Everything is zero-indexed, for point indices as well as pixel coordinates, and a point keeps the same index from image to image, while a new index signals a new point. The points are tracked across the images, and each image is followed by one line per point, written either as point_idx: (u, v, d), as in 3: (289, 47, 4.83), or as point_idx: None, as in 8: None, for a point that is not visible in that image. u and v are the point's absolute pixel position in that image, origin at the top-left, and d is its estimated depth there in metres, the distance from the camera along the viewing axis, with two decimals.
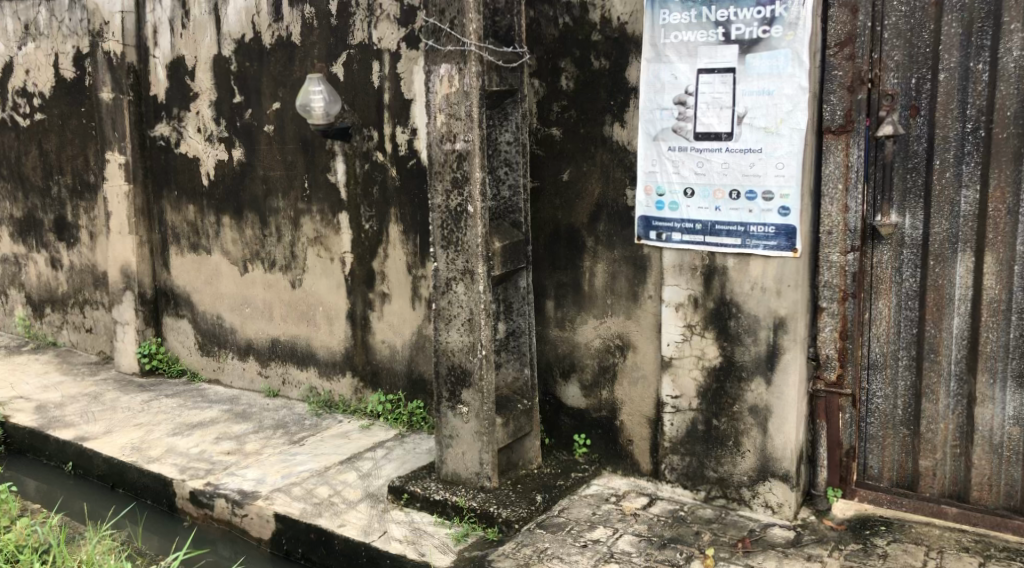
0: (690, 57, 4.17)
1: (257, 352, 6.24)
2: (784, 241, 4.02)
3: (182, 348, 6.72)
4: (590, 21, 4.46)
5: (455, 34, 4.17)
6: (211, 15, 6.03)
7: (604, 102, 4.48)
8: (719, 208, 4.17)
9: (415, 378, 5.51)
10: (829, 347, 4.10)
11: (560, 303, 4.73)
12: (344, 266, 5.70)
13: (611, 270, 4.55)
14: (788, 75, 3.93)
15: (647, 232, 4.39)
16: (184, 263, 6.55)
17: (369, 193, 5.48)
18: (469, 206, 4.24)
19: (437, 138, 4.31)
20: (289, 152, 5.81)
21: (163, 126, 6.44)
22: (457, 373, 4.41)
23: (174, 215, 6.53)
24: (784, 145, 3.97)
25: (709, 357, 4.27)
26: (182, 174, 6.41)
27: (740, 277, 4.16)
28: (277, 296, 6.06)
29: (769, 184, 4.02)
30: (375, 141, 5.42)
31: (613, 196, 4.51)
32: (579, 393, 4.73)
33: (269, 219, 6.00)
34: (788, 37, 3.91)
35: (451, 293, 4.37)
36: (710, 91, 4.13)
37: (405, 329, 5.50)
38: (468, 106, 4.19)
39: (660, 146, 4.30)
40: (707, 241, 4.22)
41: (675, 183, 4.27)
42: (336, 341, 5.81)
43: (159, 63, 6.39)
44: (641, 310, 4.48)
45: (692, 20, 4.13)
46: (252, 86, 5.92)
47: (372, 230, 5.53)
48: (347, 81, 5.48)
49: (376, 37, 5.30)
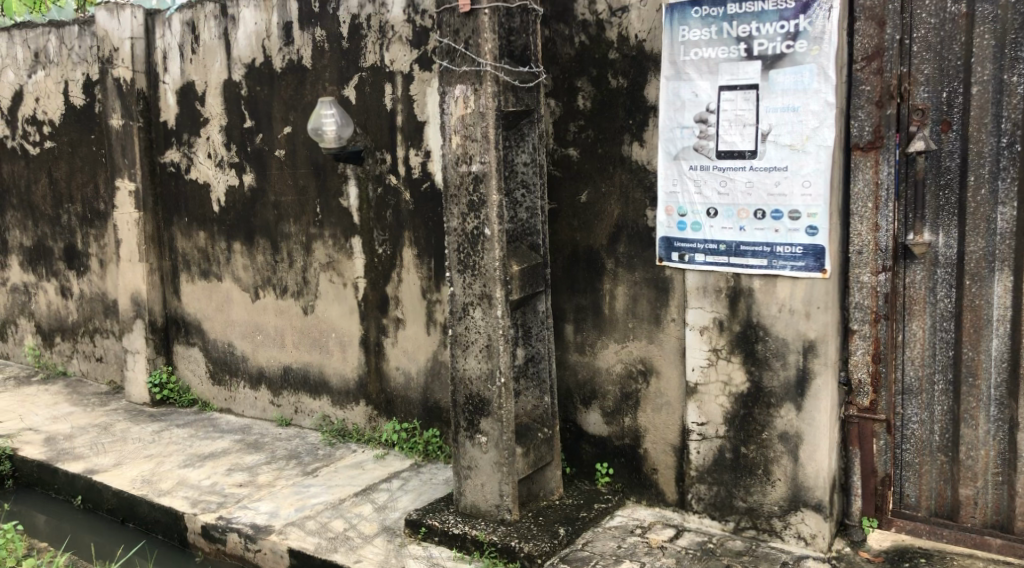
0: (711, 74, 4.06)
1: (269, 380, 6.12)
2: (813, 261, 3.89)
3: (193, 378, 6.61)
4: (607, 39, 4.36)
5: (470, 54, 4.08)
6: (221, 39, 5.96)
7: (623, 121, 4.36)
8: (743, 228, 4.04)
9: (430, 406, 5.38)
10: (861, 371, 3.96)
11: (580, 327, 4.60)
12: (357, 291, 5.58)
13: (632, 293, 4.42)
14: (814, 90, 3.81)
15: (669, 253, 4.27)
16: (194, 291, 6.45)
17: (383, 216, 5.38)
18: (486, 229, 4.13)
19: (453, 160, 4.20)
20: (300, 176, 5.72)
21: (174, 152, 6.37)
22: (475, 401, 4.28)
23: (184, 242, 6.44)
24: (811, 163, 3.85)
25: (736, 383, 4.14)
26: (193, 201, 6.32)
27: (767, 298, 4.03)
28: (289, 323, 5.95)
29: (796, 203, 3.89)
30: (388, 164, 5.32)
31: (633, 216, 4.38)
32: (600, 421, 4.59)
33: (281, 244, 5.90)
34: (813, 52, 3.80)
35: (468, 318, 4.25)
36: (733, 108, 4.02)
37: (420, 355, 5.38)
38: (484, 127, 4.08)
39: (681, 165, 4.18)
40: (731, 262, 4.09)
41: (697, 203, 4.15)
42: (349, 368, 5.69)
43: (169, 89, 6.32)
44: (664, 334, 4.35)
45: (712, 36, 4.02)
46: (263, 110, 5.83)
47: (386, 254, 5.42)
48: (359, 104, 5.39)
49: (388, 59, 5.22)
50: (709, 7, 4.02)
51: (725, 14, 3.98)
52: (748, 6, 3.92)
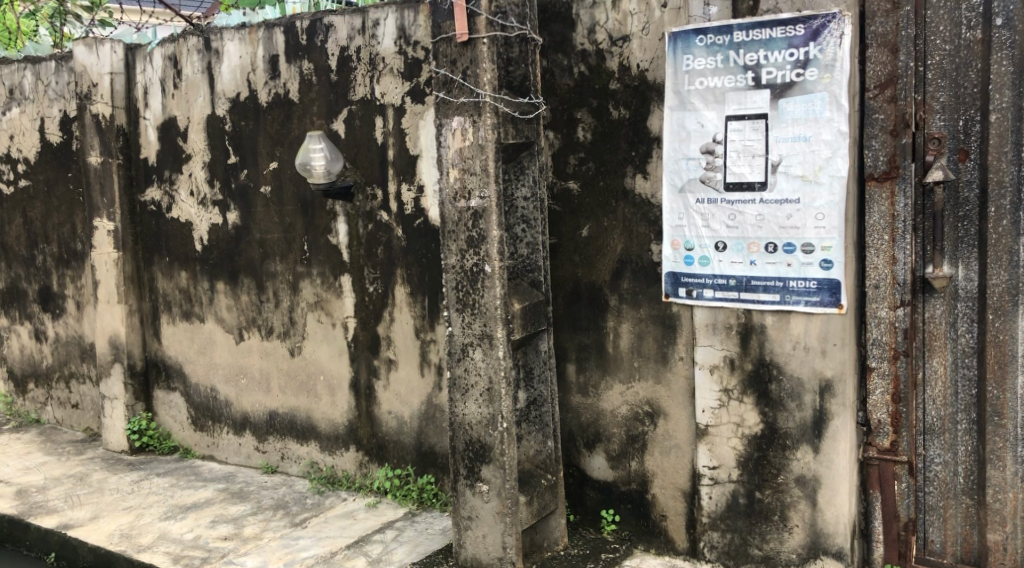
0: (717, 103, 3.91)
1: (253, 426, 5.88)
2: (828, 296, 3.75)
3: (174, 424, 6.35)
4: (607, 69, 4.21)
5: (468, 85, 3.93)
6: (204, 74, 5.79)
7: (625, 153, 4.21)
8: (754, 262, 3.89)
9: (424, 451, 5.16)
10: (881, 412, 3.79)
11: (583, 367, 4.42)
12: (347, 331, 5.37)
13: (637, 331, 4.25)
14: (826, 119, 3.69)
15: (675, 289, 4.10)
16: (176, 333, 6.21)
17: (373, 254, 5.19)
18: (487, 266, 3.95)
19: (450, 195, 4.03)
20: (287, 213, 5.53)
21: (155, 190, 6.16)
22: (476, 447, 4.08)
23: (165, 283, 6.21)
24: (825, 195, 3.72)
25: (749, 425, 3.98)
26: (174, 240, 6.11)
27: (781, 335, 3.88)
28: (275, 365, 5.72)
29: (809, 236, 3.75)
30: (379, 200, 5.14)
31: (637, 251, 4.22)
32: (605, 465, 4.40)
33: (266, 283, 5.69)
34: (824, 80, 3.68)
35: (468, 360, 4.06)
36: (741, 138, 3.87)
37: (413, 398, 5.17)
38: (483, 160, 3.92)
39: (687, 198, 4.03)
40: (742, 297, 3.93)
41: (705, 237, 3.99)
42: (339, 413, 5.47)
43: (150, 125, 6.13)
44: (671, 374, 4.18)
45: (718, 65, 3.89)
46: (248, 146, 5.65)
47: (377, 292, 5.23)
48: (348, 138, 5.22)
49: (379, 92, 5.06)
50: (714, 35, 3.88)
51: (731, 42, 3.85)
52: (755, 34, 3.79)
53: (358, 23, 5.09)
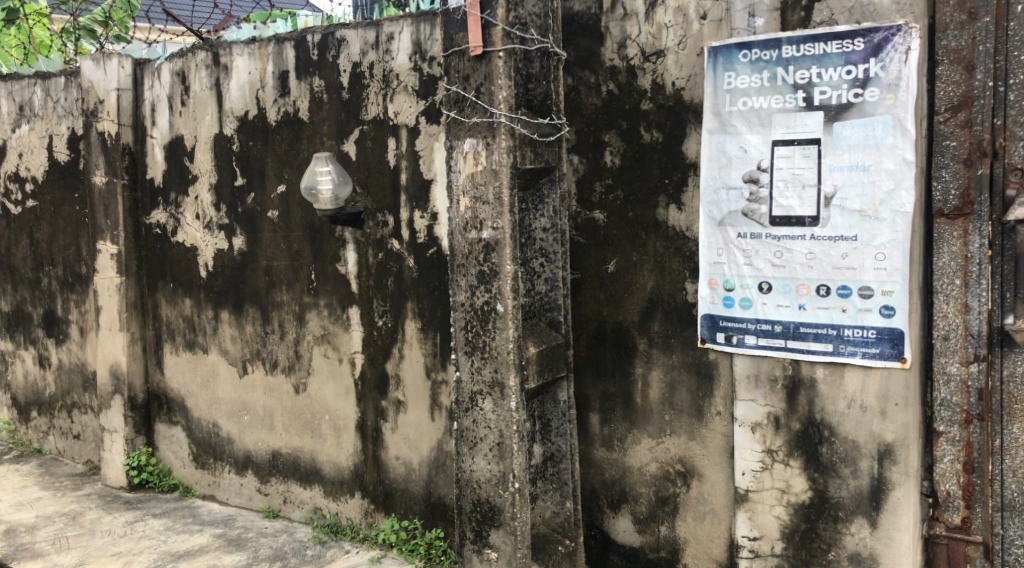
0: (763, 126, 3.48)
1: (255, 466, 5.48)
2: (889, 348, 3.32)
3: (175, 460, 5.94)
4: (639, 88, 3.77)
5: (481, 104, 3.51)
6: (212, 90, 5.40)
7: (657, 181, 3.76)
8: (803, 307, 3.46)
9: (434, 502, 4.74)
10: (951, 483, 3.32)
11: (607, 418, 3.96)
12: (354, 368, 4.96)
13: (668, 380, 3.80)
14: (889, 146, 3.26)
15: (713, 335, 3.66)
16: (178, 364, 5.81)
17: (383, 285, 4.78)
18: (500, 305, 3.52)
19: (460, 225, 3.61)
20: (294, 240, 5.14)
21: (160, 213, 5.77)
22: (484, 509, 3.64)
23: (169, 311, 5.81)
24: (886, 232, 3.29)
25: (796, 492, 3.54)
26: (178, 265, 5.71)
27: (833, 392, 3.44)
28: (279, 402, 5.32)
29: (867, 278, 3.33)
30: (390, 228, 4.74)
31: (669, 290, 3.77)
32: (632, 528, 3.96)
33: (272, 314, 5.29)
34: (887, 101, 3.25)
35: (477, 410, 3.63)
36: (789, 166, 3.44)
37: (423, 444, 4.75)
38: (497, 187, 3.49)
39: (726, 232, 3.59)
40: (789, 346, 3.50)
41: (747, 276, 3.56)
42: (344, 456, 5.05)
43: (157, 143, 5.74)
44: (707, 430, 3.74)
45: (764, 83, 3.46)
46: (256, 168, 5.27)
47: (386, 327, 4.82)
48: (359, 160, 4.82)
49: (392, 111, 4.67)
50: (760, 50, 3.46)
51: (779, 58, 3.42)
52: (807, 49, 3.36)
53: (371, 36, 4.70)
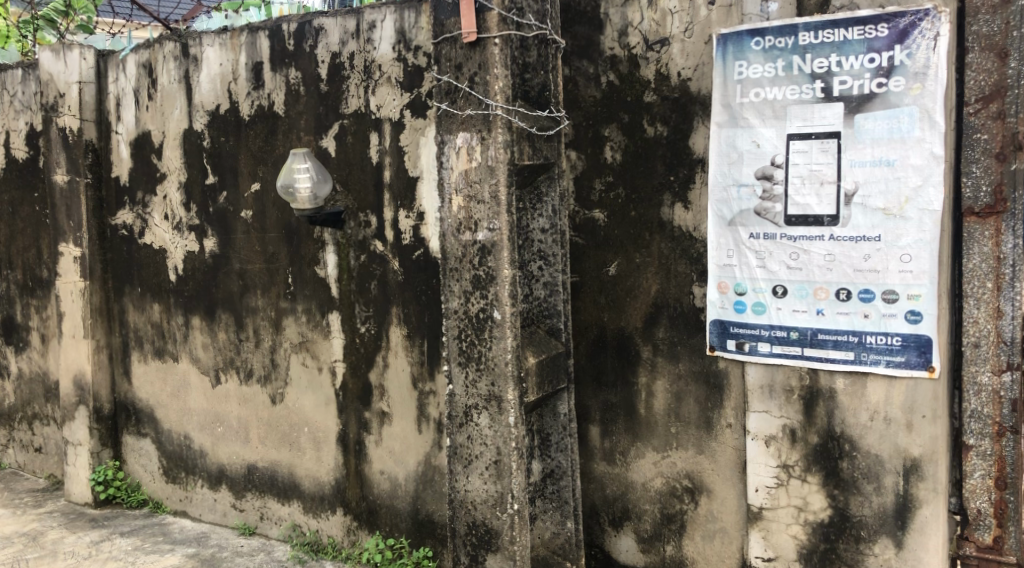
0: (777, 119, 3.26)
1: (230, 480, 5.19)
2: (915, 356, 3.12)
3: (144, 474, 5.60)
4: (642, 78, 3.52)
5: (475, 95, 3.25)
6: (181, 83, 5.09)
7: (662, 178, 3.52)
8: (821, 312, 3.24)
9: (421, 519, 4.49)
10: (981, 500, 3.13)
11: (608, 431, 3.71)
12: (335, 377, 4.69)
13: (675, 390, 3.56)
14: (915, 139, 3.06)
15: (723, 342, 3.43)
16: (147, 373, 5.49)
17: (366, 289, 4.51)
18: (497, 313, 3.26)
19: (453, 226, 3.34)
20: (269, 242, 4.85)
21: (126, 213, 5.44)
22: (480, 532, 3.38)
23: (137, 317, 5.48)
24: (912, 232, 3.09)
25: (814, 510, 3.33)
26: (146, 269, 5.39)
27: (854, 403, 3.24)
28: (254, 414, 5.03)
29: (892, 281, 3.12)
30: (373, 228, 4.47)
31: (675, 295, 3.53)
32: (635, 548, 3.72)
33: (246, 320, 5.00)
34: (913, 92, 3.05)
35: (472, 426, 3.37)
36: (806, 162, 3.23)
37: (410, 458, 4.49)
38: (493, 185, 3.23)
39: (737, 232, 3.36)
40: (807, 354, 3.28)
41: (760, 280, 3.34)
42: (325, 470, 4.78)
43: (122, 139, 5.41)
44: (717, 443, 3.50)
45: (778, 72, 3.24)
46: (228, 165, 4.97)
47: (369, 333, 4.55)
48: (339, 157, 4.54)
49: (374, 104, 4.40)
50: (774, 37, 3.24)
51: (795, 45, 3.20)
52: (826, 35, 3.15)
53: (351, 25, 4.43)
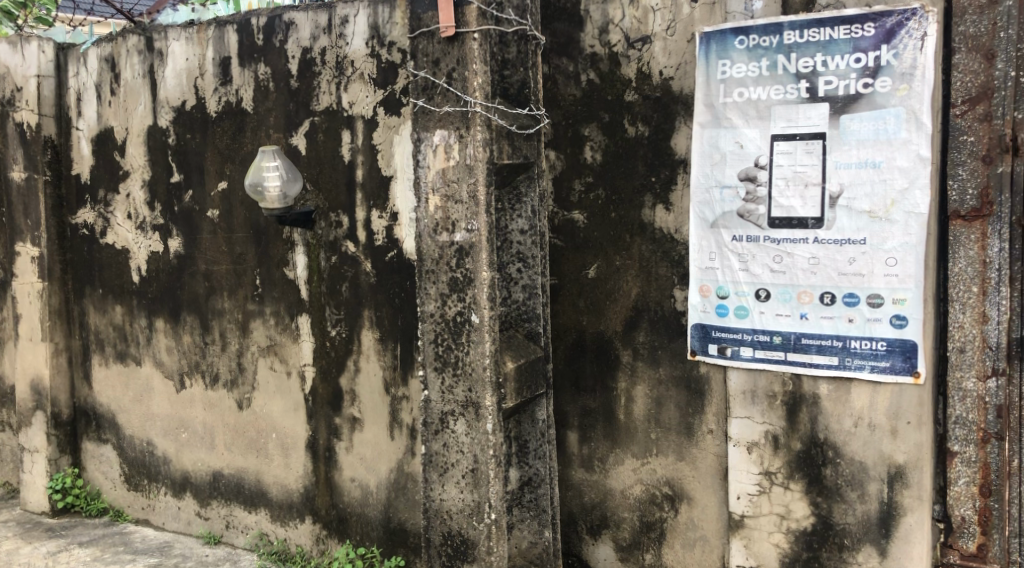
0: (761, 119, 3.20)
1: (195, 488, 5.04)
2: (900, 362, 3.07)
3: (104, 481, 5.43)
4: (623, 77, 3.44)
5: (453, 91, 3.15)
6: (146, 78, 4.94)
7: (643, 179, 3.44)
8: (805, 316, 3.18)
9: (393, 527, 4.38)
10: (966, 508, 3.09)
11: (587, 437, 3.63)
12: (304, 382, 4.57)
13: (655, 395, 3.49)
14: (902, 141, 3.02)
15: (704, 346, 3.36)
16: (108, 377, 5.32)
17: (337, 291, 4.40)
18: (474, 316, 3.17)
19: (429, 227, 3.24)
20: (237, 242, 4.71)
21: (87, 212, 5.28)
22: (456, 543, 3.29)
23: (97, 319, 5.31)
24: (898, 235, 3.05)
25: (796, 518, 3.28)
26: (108, 269, 5.22)
27: (838, 409, 3.19)
28: (220, 419, 4.90)
29: (877, 285, 3.07)
30: (345, 228, 4.36)
31: (656, 298, 3.46)
32: (613, 556, 3.64)
33: (212, 322, 4.86)
34: (900, 92, 3.01)
35: (448, 433, 3.26)
36: (790, 163, 3.17)
37: (382, 465, 4.39)
38: (472, 184, 3.14)
39: (720, 234, 3.30)
40: (790, 359, 3.23)
41: (742, 283, 3.27)
42: (293, 477, 4.66)
43: (83, 135, 5.24)
44: (698, 450, 3.44)
45: (762, 72, 3.18)
46: (194, 163, 4.82)
47: (340, 337, 4.43)
48: (309, 155, 4.42)
49: (346, 101, 4.30)
50: (758, 36, 3.18)
51: (780, 44, 3.14)
52: (811, 35, 3.10)
53: (323, 19, 4.32)
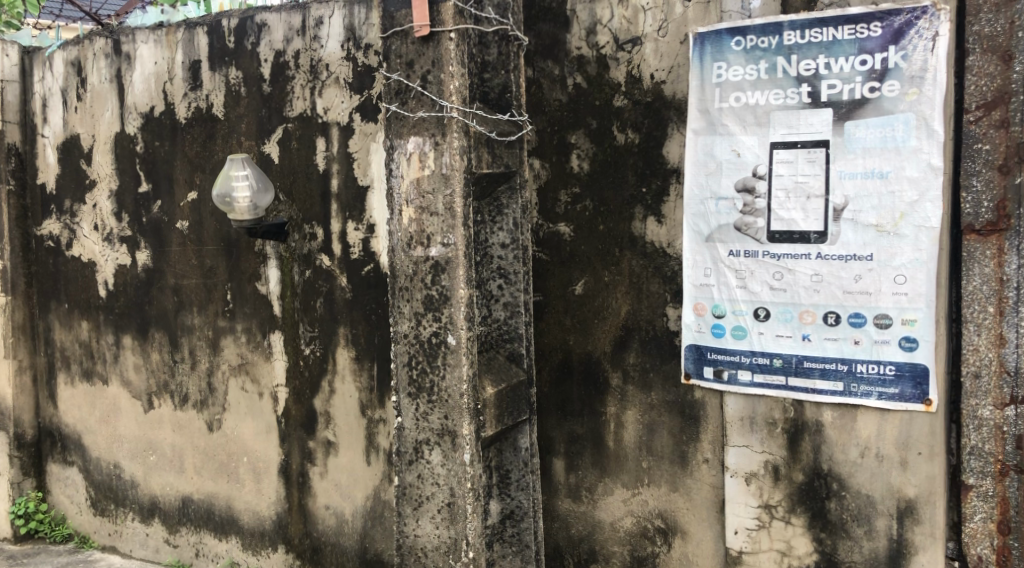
0: (760, 126, 2.98)
1: (163, 514, 4.79)
2: (910, 387, 2.86)
3: (70, 506, 5.15)
4: (612, 80, 3.22)
5: (428, 95, 2.92)
6: (113, 83, 4.70)
7: (633, 190, 3.21)
8: (807, 337, 2.96)
9: (370, 558, 4.15)
10: (983, 546, 2.87)
11: (574, 465, 3.39)
12: (277, 403, 4.33)
13: (646, 421, 3.26)
14: (912, 149, 2.81)
15: (699, 369, 3.13)
16: (74, 396, 5.06)
17: (311, 307, 4.16)
18: (451, 338, 2.93)
19: (402, 241, 3.00)
20: (207, 255, 4.47)
21: (53, 223, 5.02)
22: None
23: (63, 335, 5.04)
24: (907, 251, 2.83)
25: (798, 554, 3.06)
26: (74, 283, 4.96)
27: (843, 439, 2.98)
28: (190, 441, 4.65)
29: (885, 305, 2.86)
30: (319, 241, 4.12)
31: (647, 316, 3.23)
32: None
33: (181, 339, 4.61)
34: (909, 97, 2.80)
35: (422, 464, 3.03)
36: (791, 173, 2.95)
37: (358, 492, 4.15)
38: (449, 196, 2.91)
39: (715, 249, 3.07)
40: (791, 384, 3.00)
41: (740, 301, 3.05)
42: (265, 504, 4.41)
43: (50, 143, 4.99)
44: (692, 480, 3.21)
45: (760, 75, 2.96)
46: (163, 172, 4.58)
47: (314, 356, 4.19)
48: (282, 163, 4.18)
49: (321, 107, 4.07)
50: (756, 36, 2.96)
51: (780, 45, 2.93)
52: (813, 35, 2.89)
53: (297, 21, 4.10)
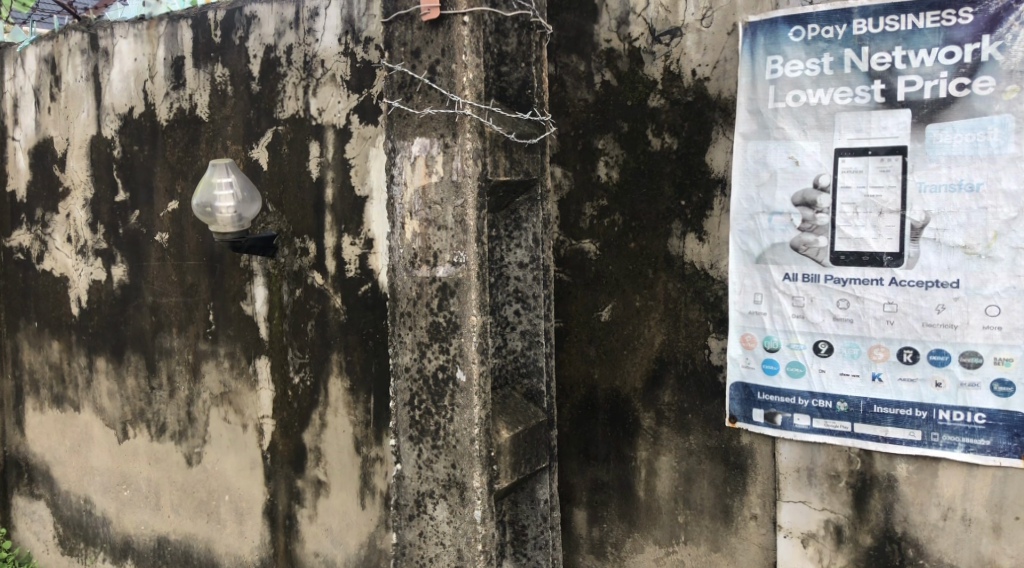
0: (822, 129, 2.56)
1: (137, 555, 4.33)
2: (1004, 438, 2.45)
3: (35, 543, 4.67)
4: (647, 77, 2.79)
5: (437, 89, 2.49)
6: (89, 81, 4.24)
7: (670, 202, 2.78)
8: (878, 377, 2.54)
9: None
10: None
11: (598, 517, 2.94)
12: (262, 437, 3.89)
13: (683, 470, 2.82)
14: (1008, 157, 2.40)
15: (747, 411, 2.70)
16: (42, 423, 4.59)
17: (301, 331, 3.73)
18: (461, 373, 2.50)
19: (405, 258, 2.57)
20: (187, 271, 4.02)
21: (24, 234, 4.54)
22: None
23: (31, 356, 4.56)
24: (1001, 277, 2.42)
25: None
26: (45, 301, 4.49)
27: (920, 497, 2.58)
28: (167, 476, 4.20)
29: (974, 341, 2.45)
30: (311, 257, 3.69)
31: (686, 348, 2.79)
32: None
33: (159, 364, 4.16)
34: (1006, 95, 2.40)
35: (425, 520, 2.59)
36: (860, 184, 2.53)
37: (350, 538, 3.72)
38: (460, 207, 2.48)
39: (768, 272, 2.65)
40: (858, 431, 2.59)
41: (797, 333, 2.62)
42: (248, 548, 3.97)
43: (20, 148, 4.52)
44: (737, 539, 2.78)
45: (824, 70, 2.54)
46: (141, 179, 4.12)
47: (304, 386, 3.76)
48: (271, 170, 3.76)
49: (315, 108, 3.65)
50: (819, 25, 2.54)
51: (848, 36, 2.51)
52: (889, 23, 2.47)
53: (289, 13, 3.68)
